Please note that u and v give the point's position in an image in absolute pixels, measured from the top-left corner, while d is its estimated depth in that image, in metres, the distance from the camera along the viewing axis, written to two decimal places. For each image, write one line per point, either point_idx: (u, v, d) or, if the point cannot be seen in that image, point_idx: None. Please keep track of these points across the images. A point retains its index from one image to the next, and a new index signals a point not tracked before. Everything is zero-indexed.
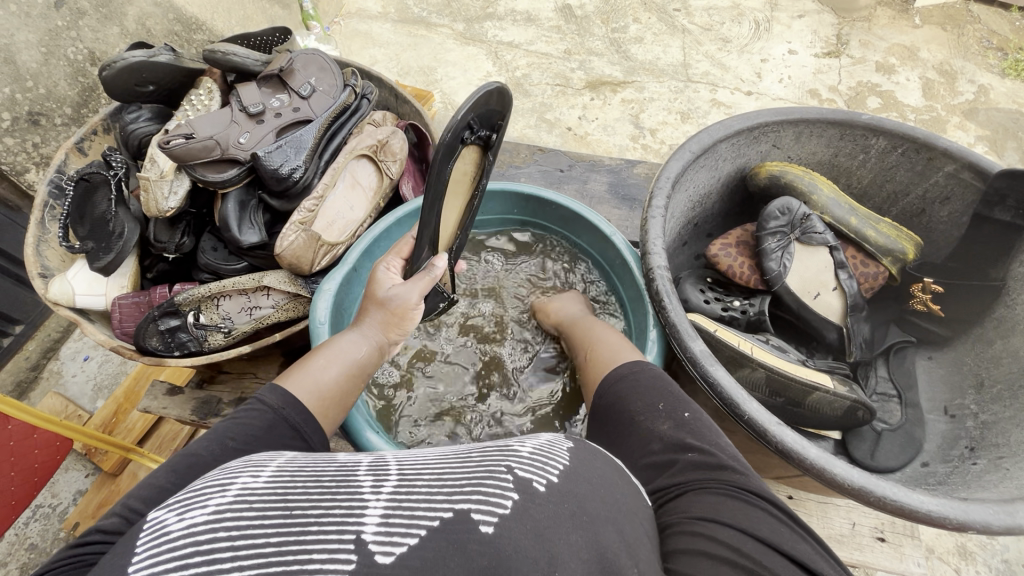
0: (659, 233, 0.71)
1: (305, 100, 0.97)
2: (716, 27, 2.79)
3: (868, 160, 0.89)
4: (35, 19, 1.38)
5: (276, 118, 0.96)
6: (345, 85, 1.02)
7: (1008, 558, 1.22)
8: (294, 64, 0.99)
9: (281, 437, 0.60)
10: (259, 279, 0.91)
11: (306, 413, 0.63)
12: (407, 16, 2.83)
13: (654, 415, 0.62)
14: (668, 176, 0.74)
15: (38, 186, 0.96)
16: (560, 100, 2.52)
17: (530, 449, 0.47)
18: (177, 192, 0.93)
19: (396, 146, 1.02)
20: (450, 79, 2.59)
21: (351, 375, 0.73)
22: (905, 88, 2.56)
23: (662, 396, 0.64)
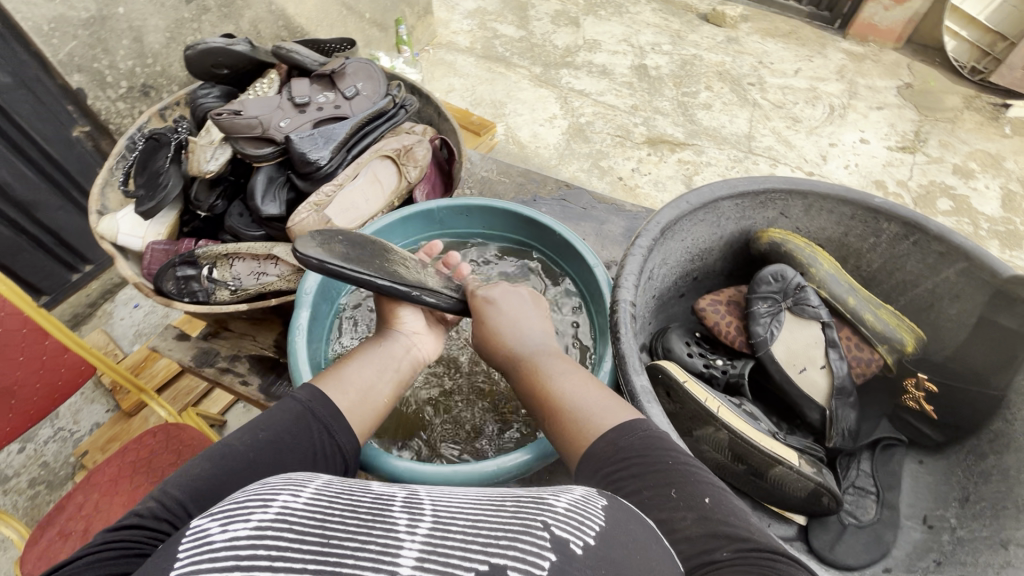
0: (634, 270, 0.72)
1: (347, 101, 1.08)
2: (788, 106, 2.81)
3: (878, 245, 0.86)
4: (168, 10, 1.71)
5: (317, 111, 1.06)
6: (387, 94, 1.12)
7: None
8: (346, 69, 1.10)
9: (304, 424, 0.74)
10: (269, 248, 0.99)
11: (334, 413, 0.77)
12: (491, 54, 3.05)
13: (672, 505, 0.55)
14: (658, 222, 0.75)
15: (116, 137, 1.10)
16: (618, 150, 2.59)
17: (565, 506, 0.49)
18: (219, 159, 1.04)
19: (419, 154, 1.09)
20: (517, 115, 2.73)
21: (378, 380, 0.85)
22: (982, 196, 2.45)
23: (666, 478, 0.57)
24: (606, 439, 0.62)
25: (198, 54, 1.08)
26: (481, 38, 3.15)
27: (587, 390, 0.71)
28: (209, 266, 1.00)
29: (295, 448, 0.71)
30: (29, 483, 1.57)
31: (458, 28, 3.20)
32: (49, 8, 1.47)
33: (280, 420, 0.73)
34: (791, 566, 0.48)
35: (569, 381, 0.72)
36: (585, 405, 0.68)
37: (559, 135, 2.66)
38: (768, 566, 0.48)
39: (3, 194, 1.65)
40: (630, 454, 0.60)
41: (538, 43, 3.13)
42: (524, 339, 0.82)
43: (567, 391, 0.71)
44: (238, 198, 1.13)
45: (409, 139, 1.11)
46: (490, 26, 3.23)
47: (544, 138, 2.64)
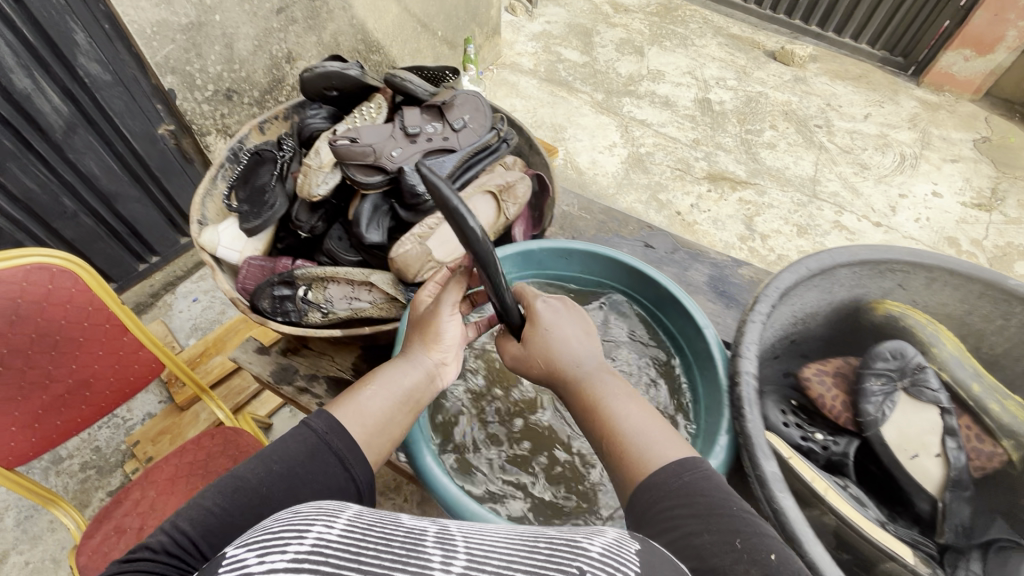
0: (755, 338, 0.70)
1: (455, 133, 1.08)
2: (856, 151, 2.73)
3: (1006, 327, 0.83)
4: (259, 20, 1.77)
5: (427, 142, 1.06)
6: (492, 128, 1.13)
7: None
8: (455, 100, 1.11)
9: (320, 457, 0.70)
10: (366, 275, 1.00)
11: (352, 445, 0.73)
12: (554, 77, 3.06)
13: (726, 554, 0.53)
14: (777, 287, 0.72)
15: (221, 148, 1.11)
16: (677, 184, 2.55)
17: (600, 549, 0.47)
18: (328, 182, 1.05)
19: (520, 191, 1.07)
20: (576, 140, 2.73)
21: (402, 401, 0.81)
22: None
23: (720, 523, 0.55)
24: (663, 476, 0.63)
25: (314, 76, 1.11)
26: (545, 60, 3.17)
27: (642, 421, 0.72)
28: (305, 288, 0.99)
29: (310, 483, 0.67)
30: (79, 467, 1.60)
31: (523, 50, 3.24)
32: (155, 12, 1.52)
33: (293, 450, 0.69)
34: None
35: (626, 410, 0.73)
36: (641, 439, 0.69)
37: (618, 164, 2.64)
38: None
39: (89, 184, 1.72)
40: (695, 497, 0.59)
41: (602, 70, 3.14)
42: (576, 359, 0.81)
43: (623, 418, 0.72)
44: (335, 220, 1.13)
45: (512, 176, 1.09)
46: (554, 50, 3.26)
47: (602, 165, 2.63)
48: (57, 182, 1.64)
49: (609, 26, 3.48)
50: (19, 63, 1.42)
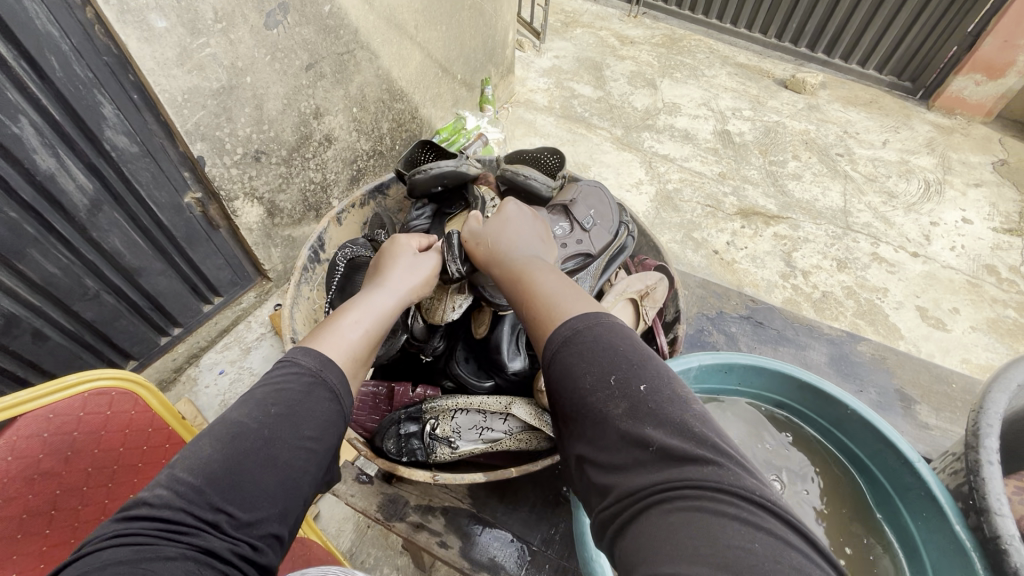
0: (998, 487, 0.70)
1: (587, 233, 1.12)
2: (881, 179, 2.73)
3: None
4: (289, 78, 1.67)
5: (563, 247, 1.09)
6: (619, 223, 1.19)
7: None
8: (579, 196, 1.18)
9: (320, 392, 0.67)
10: (505, 406, 1.01)
11: (342, 379, 0.70)
12: (570, 114, 3.02)
13: (611, 392, 0.60)
14: (995, 412, 0.75)
15: (310, 255, 1.09)
16: (710, 221, 2.50)
17: None
18: (459, 306, 1.12)
19: (657, 295, 1.13)
20: (602, 179, 2.67)
21: (376, 333, 0.82)
22: None
23: (609, 364, 0.62)
24: (565, 327, 0.68)
25: (425, 177, 1.16)
26: (559, 97, 3.13)
27: (558, 287, 0.78)
28: (431, 421, 1.01)
29: (303, 409, 0.64)
30: None
31: (535, 87, 3.19)
32: (187, 80, 1.41)
33: (291, 389, 0.65)
34: (732, 471, 0.52)
35: (545, 279, 0.81)
36: (562, 302, 0.74)
37: (647, 203, 2.58)
38: (710, 468, 0.51)
39: (112, 262, 1.59)
40: (587, 347, 0.65)
41: (618, 104, 3.11)
42: (510, 251, 0.92)
43: (539, 287, 0.79)
44: (455, 341, 1.23)
45: (648, 278, 1.15)
46: (567, 86, 3.22)
47: (632, 204, 2.57)
48: (79, 263, 1.51)
49: (618, 59, 3.47)
50: (43, 143, 1.29)
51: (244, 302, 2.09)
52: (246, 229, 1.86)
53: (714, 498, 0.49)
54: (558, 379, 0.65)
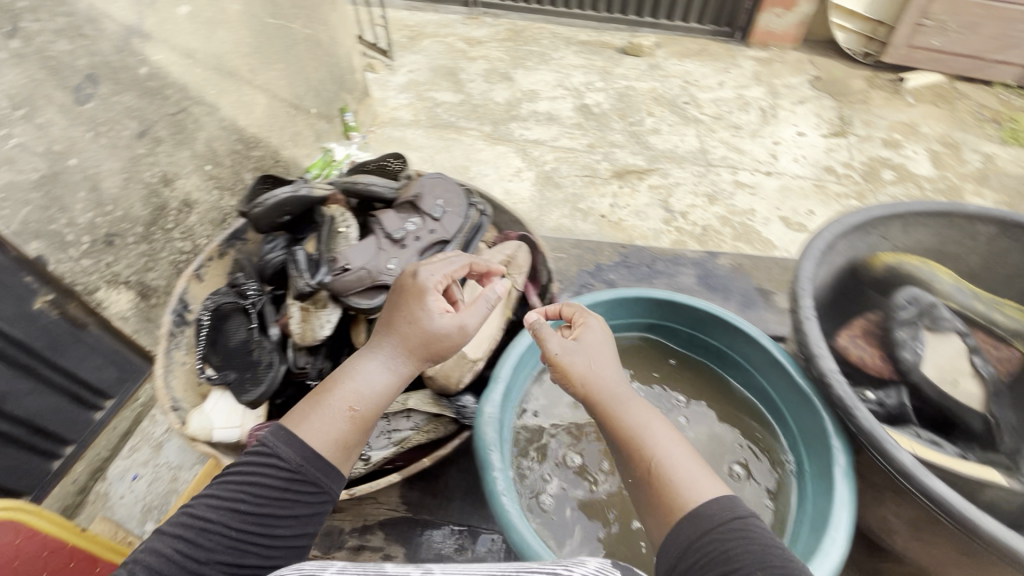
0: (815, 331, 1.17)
1: (437, 222, 1.33)
2: (725, 116, 3.03)
3: (976, 245, 1.41)
4: (122, 152, 1.57)
5: (415, 240, 1.29)
6: (468, 206, 1.41)
7: None
8: (423, 190, 1.38)
9: (298, 485, 0.92)
10: (403, 406, 1.22)
11: (323, 465, 0.95)
12: (437, 122, 3.07)
13: (763, 566, 0.73)
14: (808, 276, 1.26)
15: (171, 317, 1.23)
16: (590, 189, 2.65)
17: None
18: (329, 322, 1.24)
19: (519, 260, 1.38)
20: (483, 176, 2.75)
21: (361, 419, 1.02)
22: (914, 160, 2.76)
23: (765, 550, 0.76)
24: (708, 507, 0.85)
25: (266, 209, 1.28)
26: (422, 108, 3.18)
27: (683, 459, 0.96)
28: None
29: (292, 503, 0.92)
30: None
31: (397, 104, 3.21)
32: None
33: (268, 482, 0.91)
34: None
35: (658, 443, 0.99)
36: (688, 483, 0.91)
37: (530, 187, 2.68)
38: None
39: None
40: (745, 529, 0.80)
41: (480, 103, 3.20)
42: (608, 387, 1.08)
43: (663, 455, 0.97)
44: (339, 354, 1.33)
45: (508, 249, 1.40)
46: (427, 96, 3.27)
47: (516, 193, 2.65)
48: None
49: (470, 61, 3.57)
50: None
51: (142, 397, 1.90)
52: (120, 319, 1.72)
53: None
54: (711, 547, 0.79)
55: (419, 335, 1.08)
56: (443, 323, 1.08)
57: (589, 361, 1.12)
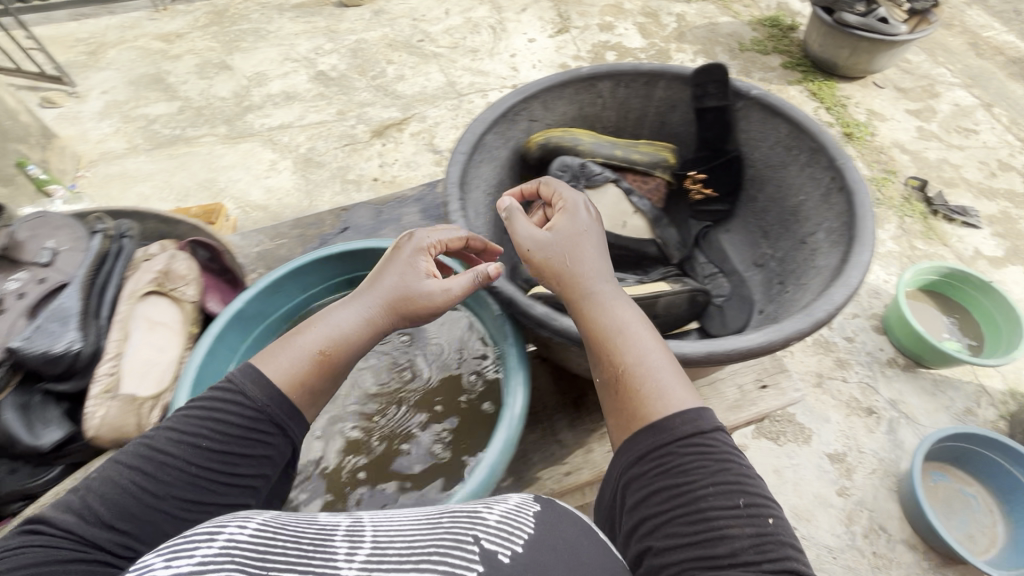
0: (462, 222, 0.98)
1: (48, 267, 1.15)
2: (461, 43, 3.05)
3: (607, 100, 1.29)
4: None
5: (19, 300, 1.11)
6: (95, 233, 1.22)
7: (869, 349, 1.87)
8: (23, 237, 1.18)
9: (262, 429, 0.75)
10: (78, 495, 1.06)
11: (286, 410, 0.78)
12: (159, 140, 2.67)
13: (713, 489, 0.64)
14: (453, 180, 1.02)
15: None
16: (355, 156, 2.54)
17: (497, 516, 0.64)
18: None
19: (181, 270, 1.25)
20: (235, 182, 2.48)
21: (326, 366, 0.81)
22: (627, 37, 3.05)
23: (727, 484, 0.65)
24: (674, 412, 0.71)
25: None
26: (136, 131, 2.72)
27: (664, 365, 0.78)
28: None
29: (234, 466, 0.74)
30: None
31: (101, 135, 2.70)
32: None
33: (234, 419, 0.74)
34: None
35: (646, 342, 0.81)
36: (665, 383, 0.75)
37: (291, 176, 2.49)
38: None
39: None
40: (707, 450, 0.67)
41: (204, 104, 2.82)
42: (602, 275, 0.89)
43: (648, 354, 0.79)
44: None
45: (164, 260, 1.24)
46: (137, 114, 2.80)
47: (279, 187, 2.45)
48: None
49: (174, 60, 3.09)
50: None
51: None
52: None
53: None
54: (668, 461, 0.67)
55: (382, 268, 0.90)
56: (421, 269, 0.89)
57: (585, 240, 0.93)
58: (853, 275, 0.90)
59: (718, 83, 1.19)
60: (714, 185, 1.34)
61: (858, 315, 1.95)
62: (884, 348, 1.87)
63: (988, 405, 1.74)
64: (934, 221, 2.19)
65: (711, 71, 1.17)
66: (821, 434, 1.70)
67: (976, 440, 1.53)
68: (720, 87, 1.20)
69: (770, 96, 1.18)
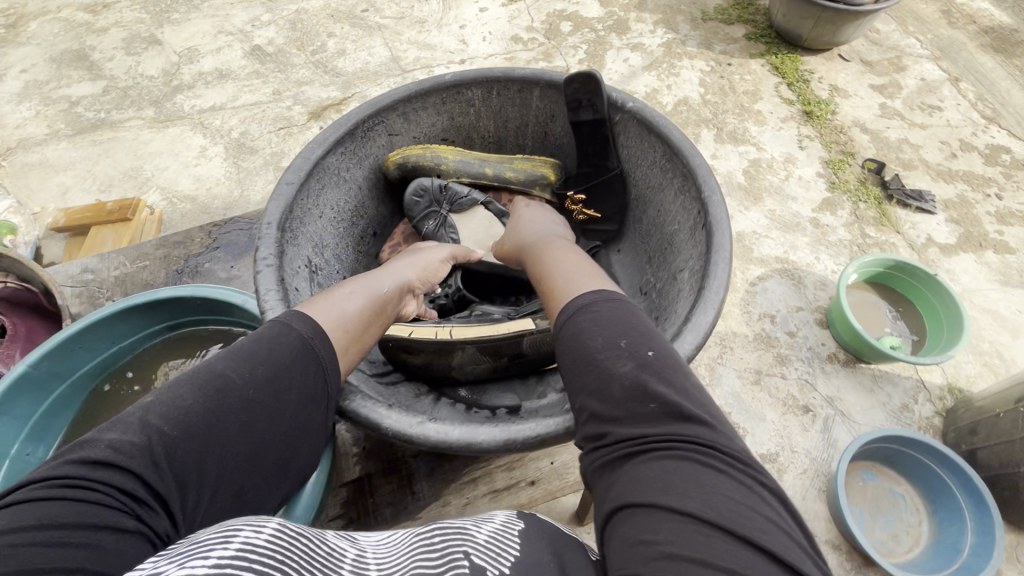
0: (269, 282, 0.96)
1: None
2: (408, 13, 2.86)
3: (480, 111, 1.43)
4: None
5: None
6: None
7: (811, 344, 1.82)
8: None
9: (304, 359, 0.82)
10: None
11: (327, 335, 0.86)
12: (82, 125, 2.50)
13: (621, 351, 0.77)
14: (269, 223, 1.03)
15: None
16: (290, 141, 2.39)
17: (485, 536, 0.68)
18: None
19: None
20: (162, 171, 2.34)
21: (369, 307, 0.95)
22: (585, 6, 2.84)
23: (626, 334, 0.79)
24: (581, 295, 0.88)
25: None
26: (57, 114, 2.54)
27: (584, 277, 0.95)
28: None
29: (289, 389, 0.79)
30: None
31: (19, 119, 2.53)
32: None
33: (279, 355, 0.80)
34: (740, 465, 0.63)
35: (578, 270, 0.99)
36: (573, 280, 0.95)
37: (222, 164, 2.35)
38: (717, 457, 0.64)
39: None
40: (599, 313, 0.83)
41: (130, 84, 2.64)
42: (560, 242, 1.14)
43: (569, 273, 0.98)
44: None
45: None
46: (59, 96, 2.61)
47: (208, 176, 2.31)
48: None
49: (100, 34, 2.87)
50: None
51: None
52: None
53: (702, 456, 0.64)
54: (583, 326, 0.82)
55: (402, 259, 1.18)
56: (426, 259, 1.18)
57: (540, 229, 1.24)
58: (704, 313, 0.92)
59: (592, 101, 1.26)
60: (599, 206, 1.42)
61: (803, 307, 1.89)
62: (825, 343, 1.82)
63: (924, 401, 1.72)
64: (889, 207, 2.11)
65: (579, 80, 1.24)
66: (755, 433, 1.66)
67: (904, 441, 1.51)
68: (594, 104, 1.27)
69: (648, 111, 1.23)
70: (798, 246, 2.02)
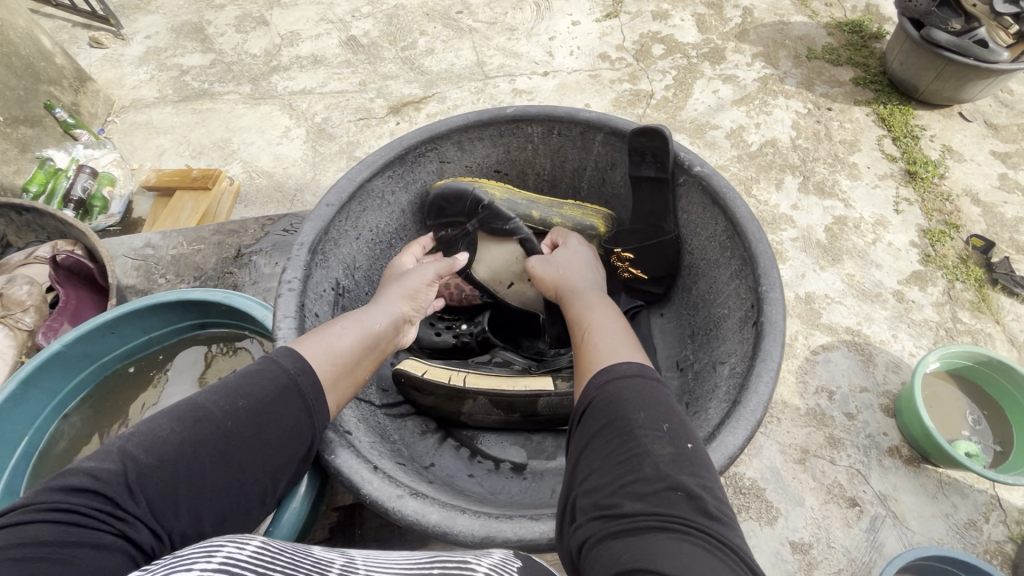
0: (287, 308, 0.99)
1: None
2: (500, 19, 2.86)
3: (537, 146, 1.41)
4: None
5: None
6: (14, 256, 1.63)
7: (870, 432, 1.65)
8: None
9: (287, 397, 0.84)
10: None
11: (316, 379, 0.87)
12: (187, 93, 2.70)
13: (657, 436, 0.73)
14: (302, 242, 1.07)
15: None
16: (366, 133, 2.47)
17: (485, 567, 0.65)
18: None
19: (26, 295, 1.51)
20: (247, 145, 2.48)
21: (361, 344, 0.97)
22: (681, 29, 2.72)
23: (656, 413, 0.75)
24: (618, 367, 0.82)
25: None
26: (168, 80, 2.76)
27: (622, 341, 0.91)
28: None
29: (267, 424, 0.82)
30: None
31: (136, 81, 2.77)
32: None
33: (262, 390, 0.83)
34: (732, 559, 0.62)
35: (613, 325, 0.96)
36: (614, 343, 0.90)
37: (301, 146, 2.45)
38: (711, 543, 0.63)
39: None
40: (628, 388, 0.79)
41: (234, 60, 2.82)
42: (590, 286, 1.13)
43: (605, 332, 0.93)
44: None
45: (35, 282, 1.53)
46: (172, 64, 2.83)
47: (285, 156, 2.43)
48: None
49: (217, 10, 3.08)
50: None
51: None
52: None
53: (700, 541, 0.62)
54: (615, 396, 0.78)
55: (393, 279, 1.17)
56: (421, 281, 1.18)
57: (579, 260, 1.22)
58: (733, 435, 0.85)
59: (654, 156, 1.22)
60: (645, 266, 1.36)
61: (868, 389, 1.71)
62: (887, 434, 1.64)
63: (996, 522, 1.51)
64: (990, 293, 1.87)
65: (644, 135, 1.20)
66: (788, 518, 1.52)
67: (963, 566, 1.32)
68: (657, 160, 1.22)
69: (715, 178, 1.16)
70: (874, 318, 1.83)
